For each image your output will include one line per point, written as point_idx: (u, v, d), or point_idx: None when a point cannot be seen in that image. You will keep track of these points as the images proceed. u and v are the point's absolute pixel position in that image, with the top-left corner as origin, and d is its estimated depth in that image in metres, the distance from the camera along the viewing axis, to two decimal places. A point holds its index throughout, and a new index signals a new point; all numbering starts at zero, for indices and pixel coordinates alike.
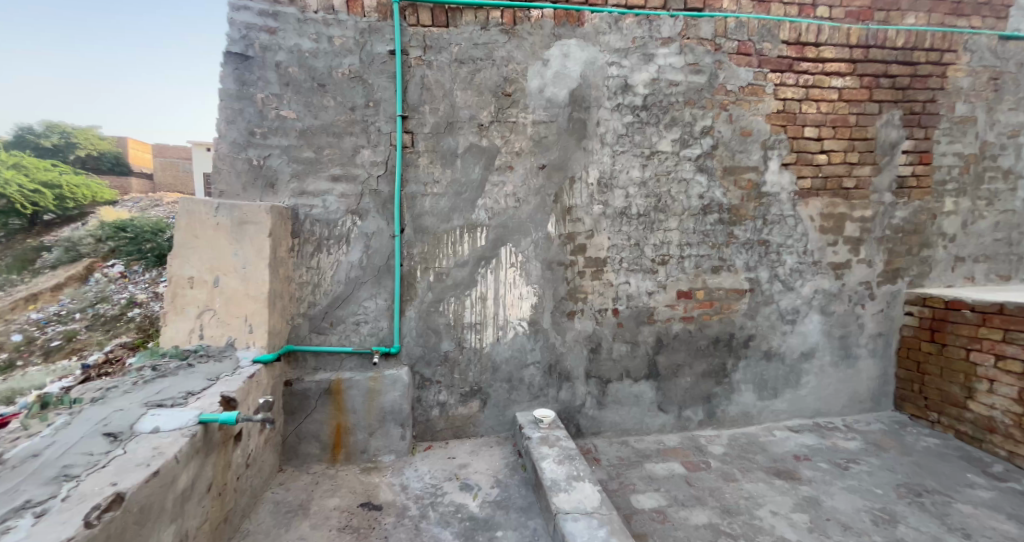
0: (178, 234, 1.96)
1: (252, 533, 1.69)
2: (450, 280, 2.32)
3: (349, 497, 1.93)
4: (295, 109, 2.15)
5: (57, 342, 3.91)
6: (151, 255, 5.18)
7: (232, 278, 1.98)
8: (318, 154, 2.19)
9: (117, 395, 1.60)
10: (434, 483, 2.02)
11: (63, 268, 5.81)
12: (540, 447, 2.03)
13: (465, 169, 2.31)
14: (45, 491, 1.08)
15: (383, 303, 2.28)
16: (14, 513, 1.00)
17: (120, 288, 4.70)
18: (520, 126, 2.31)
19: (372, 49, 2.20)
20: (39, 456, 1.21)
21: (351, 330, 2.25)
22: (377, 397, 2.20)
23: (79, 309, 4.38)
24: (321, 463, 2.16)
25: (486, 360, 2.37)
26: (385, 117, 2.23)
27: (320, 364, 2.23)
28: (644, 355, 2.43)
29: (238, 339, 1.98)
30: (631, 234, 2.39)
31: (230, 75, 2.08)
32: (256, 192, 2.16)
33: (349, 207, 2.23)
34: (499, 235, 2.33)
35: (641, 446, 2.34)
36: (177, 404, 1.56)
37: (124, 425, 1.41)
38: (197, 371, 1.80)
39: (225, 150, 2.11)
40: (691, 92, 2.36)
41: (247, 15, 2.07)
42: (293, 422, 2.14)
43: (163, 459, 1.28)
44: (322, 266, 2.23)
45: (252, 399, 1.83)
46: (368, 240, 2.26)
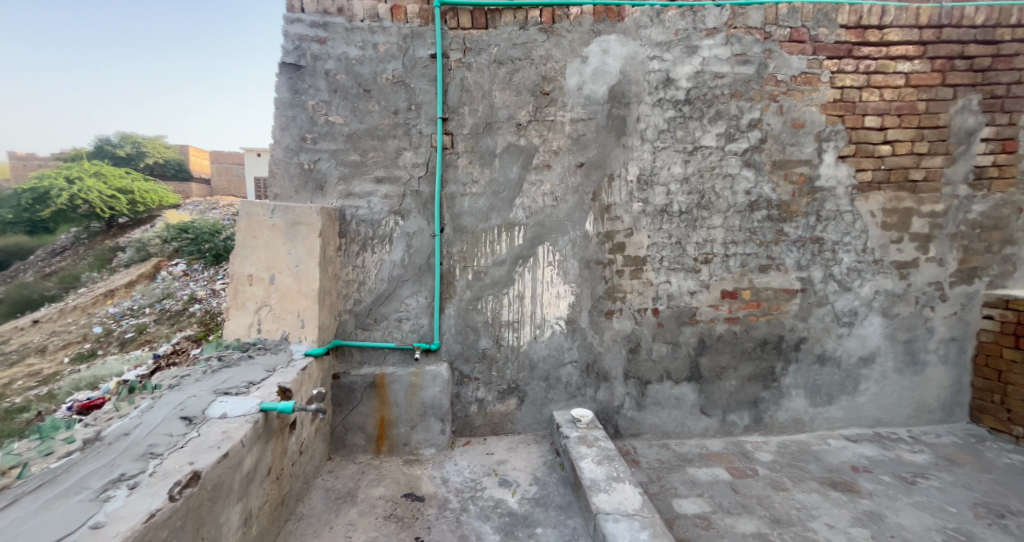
0: (239, 235, 2.10)
1: (306, 516, 1.79)
2: (489, 278, 2.35)
3: (393, 487, 2.01)
4: (342, 115, 2.25)
5: (131, 334, 4.31)
6: (208, 255, 5.55)
7: (286, 276, 2.10)
8: (363, 157, 2.28)
9: (190, 382, 1.75)
10: (474, 477, 2.06)
11: (135, 267, 6.39)
12: (578, 446, 2.03)
13: (504, 169, 2.33)
14: (136, 466, 1.22)
15: (425, 301, 2.34)
16: (113, 484, 1.14)
17: (183, 284, 5.11)
18: (558, 125, 2.31)
19: (415, 54, 2.27)
20: (129, 435, 1.36)
21: (394, 326, 2.34)
22: (418, 391, 2.27)
23: (148, 304, 4.81)
24: (367, 453, 2.26)
25: (524, 358, 2.38)
26: (427, 120, 2.29)
27: (365, 358, 2.32)
28: (686, 356, 2.36)
29: (292, 333, 2.10)
30: (673, 232, 2.33)
31: (284, 84, 2.21)
32: (307, 195, 2.28)
33: (392, 208, 2.32)
34: (537, 234, 2.34)
35: (683, 450, 2.28)
36: (241, 392, 1.69)
37: (198, 410, 1.55)
38: (258, 362, 1.94)
39: (280, 155, 2.25)
40: (737, 84, 2.27)
41: (300, 27, 2.19)
42: (341, 413, 2.25)
43: (231, 442, 1.40)
44: (367, 265, 2.32)
45: (305, 390, 1.94)
46: (410, 239, 2.33)
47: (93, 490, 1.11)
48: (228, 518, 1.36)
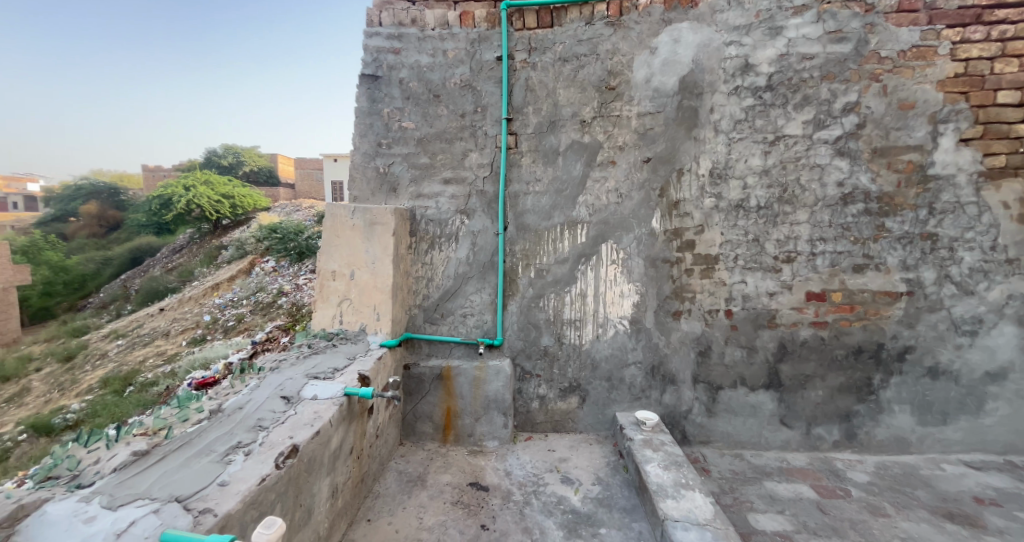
0: (325, 234, 2.31)
1: (382, 495, 1.94)
2: (551, 276, 2.36)
3: (460, 475, 2.09)
4: (414, 120, 2.39)
5: (232, 322, 4.92)
6: (294, 252, 6.16)
7: (364, 272, 2.27)
8: (432, 159, 2.40)
9: (288, 365, 1.97)
10: (536, 472, 2.09)
11: (235, 263, 7.27)
12: (643, 449, 1.97)
13: (567, 167, 2.32)
14: (249, 436, 1.42)
15: (488, 297, 2.41)
16: (233, 450, 1.34)
17: (273, 279, 5.73)
18: (624, 120, 2.25)
19: (482, 58, 2.34)
20: (243, 408, 1.58)
21: (459, 322, 2.44)
22: (482, 385, 2.34)
23: (246, 296, 5.46)
24: (434, 441, 2.38)
25: (586, 357, 2.36)
26: (492, 121, 2.35)
27: (433, 351, 2.45)
28: (764, 363, 2.20)
29: (368, 325, 2.27)
30: (750, 228, 2.18)
31: (364, 94, 2.39)
32: (382, 197, 2.45)
33: (458, 207, 2.41)
34: (601, 232, 2.30)
35: (760, 462, 2.13)
36: (328, 377, 1.86)
37: (294, 390, 1.74)
38: (341, 350, 2.12)
39: (359, 160, 2.43)
40: (829, 65, 2.05)
41: (377, 40, 2.36)
42: (411, 402, 2.39)
43: (322, 421, 1.56)
44: (435, 262, 2.44)
45: (381, 378, 2.10)
46: (474, 237, 2.41)
47: (218, 453, 1.32)
48: (320, 489, 1.52)
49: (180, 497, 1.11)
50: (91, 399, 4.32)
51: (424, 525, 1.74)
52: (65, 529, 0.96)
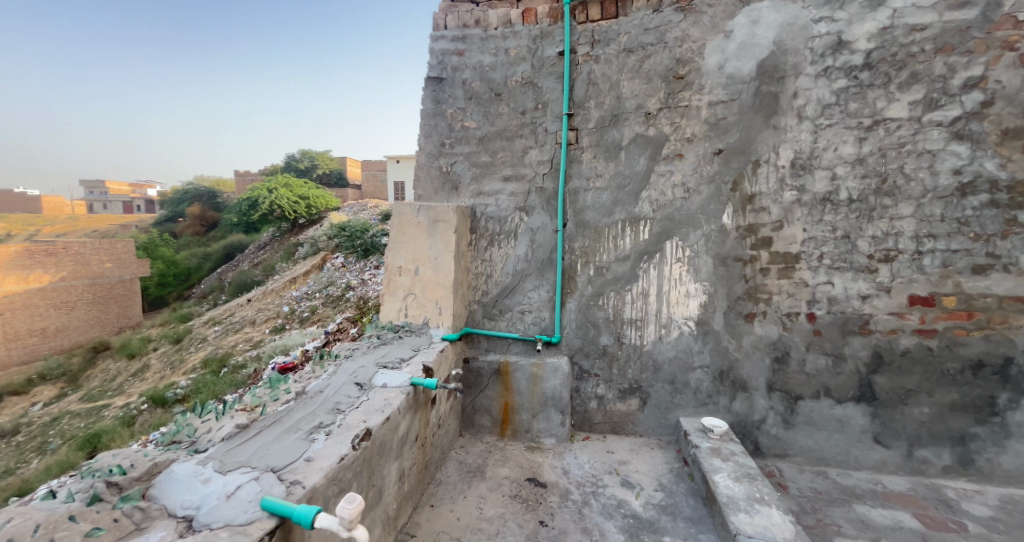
0: (393, 231, 2.44)
1: (444, 483, 2.01)
2: (611, 274, 2.30)
3: (517, 470, 2.12)
4: (476, 119, 2.45)
5: (307, 313, 5.38)
6: (360, 249, 6.57)
7: (427, 268, 2.37)
8: (493, 157, 2.44)
9: (360, 353, 2.11)
10: (595, 473, 2.05)
11: (310, 259, 7.92)
12: (711, 458, 1.86)
13: (630, 161, 2.25)
14: (328, 418, 1.55)
15: (546, 294, 2.41)
16: (316, 429, 1.47)
17: (342, 274, 6.18)
18: (693, 110, 2.14)
19: (544, 54, 2.33)
20: (323, 392, 1.72)
21: (517, 318, 2.46)
22: (540, 382, 2.34)
23: (318, 290, 5.94)
24: (492, 434, 2.42)
25: (647, 358, 2.28)
26: (553, 117, 2.34)
27: (491, 346, 2.50)
28: (853, 373, 1.98)
29: (431, 319, 2.36)
30: (839, 224, 1.97)
31: (429, 96, 2.50)
32: (444, 195, 2.54)
33: (517, 205, 2.43)
34: (665, 229, 2.20)
35: (848, 483, 1.92)
36: (396, 366, 1.97)
37: (366, 378, 1.87)
38: (406, 341, 2.23)
39: (424, 160, 2.55)
40: (946, 35, 1.79)
41: (443, 43, 2.46)
42: (470, 395, 2.45)
43: (392, 408, 1.65)
44: (494, 259, 2.48)
45: (443, 370, 2.18)
46: (533, 234, 2.41)
47: (304, 431, 1.45)
48: (389, 472, 1.62)
49: (276, 468, 1.24)
50: (194, 377, 4.94)
51: (484, 516, 1.78)
52: (188, 486, 1.14)
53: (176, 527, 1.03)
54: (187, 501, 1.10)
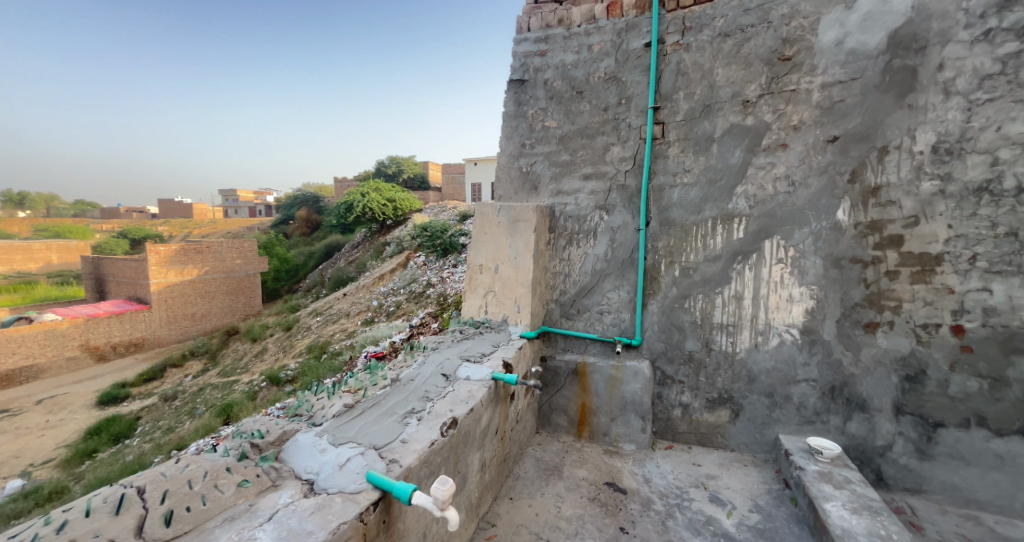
0: (475, 231, 2.55)
1: (522, 478, 2.05)
2: (699, 275, 2.16)
3: (595, 473, 2.08)
4: (557, 118, 2.46)
5: (394, 307, 5.83)
6: (440, 248, 6.94)
7: (507, 266, 2.43)
8: (573, 156, 2.43)
9: (445, 346, 2.24)
10: (679, 485, 1.94)
11: (396, 258, 8.56)
12: (820, 483, 1.65)
13: (723, 154, 2.09)
14: (419, 405, 1.67)
15: (627, 295, 2.33)
16: (409, 414, 1.59)
17: (423, 272, 6.60)
18: (801, 94, 1.92)
19: (629, 47, 2.26)
20: (414, 380, 1.86)
21: (596, 319, 2.42)
22: (619, 385, 2.27)
23: (403, 286, 6.41)
24: (569, 435, 2.41)
25: (740, 367, 2.10)
26: (637, 111, 2.26)
27: (568, 346, 2.49)
28: (1020, 401, 1.62)
29: (510, 316, 2.42)
30: (1000, 219, 1.63)
31: (512, 99, 2.58)
32: (523, 195, 2.59)
33: (598, 203, 2.38)
34: (764, 227, 2.01)
35: (1010, 534, 1.58)
36: (478, 360, 2.06)
37: (451, 369, 1.98)
38: (487, 337, 2.31)
39: (505, 161, 2.63)
40: None
41: (526, 46, 2.53)
42: (547, 393, 2.47)
43: (476, 400, 1.73)
44: (572, 258, 2.46)
45: (521, 367, 2.22)
46: (614, 233, 2.35)
47: (399, 415, 1.58)
48: (473, 461, 1.69)
49: (377, 446, 1.37)
50: (301, 361, 5.63)
51: (562, 515, 1.78)
52: (309, 454, 1.32)
53: (301, 488, 1.20)
54: (309, 467, 1.27)
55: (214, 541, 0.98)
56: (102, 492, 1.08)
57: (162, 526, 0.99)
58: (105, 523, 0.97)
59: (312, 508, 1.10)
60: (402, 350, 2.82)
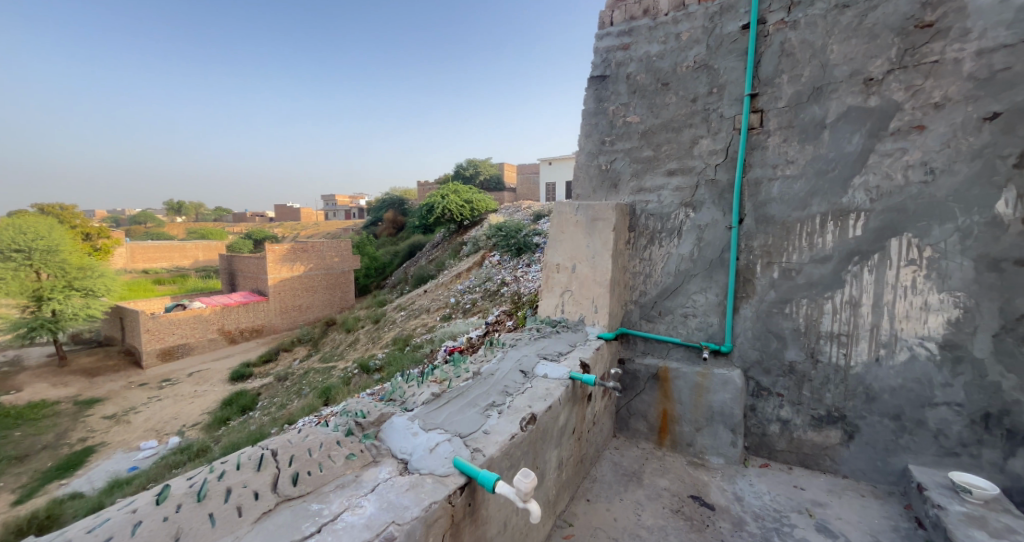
0: (553, 230, 2.56)
1: (599, 481, 2.02)
2: (803, 278, 1.93)
3: (679, 484, 1.97)
4: (639, 113, 2.38)
5: (470, 305, 6.09)
6: (513, 247, 7.10)
7: (584, 265, 2.40)
8: (656, 151, 2.33)
9: (522, 343, 2.29)
10: (778, 508, 1.76)
11: (471, 256, 8.94)
12: (967, 526, 1.38)
13: (837, 142, 1.84)
14: (500, 398, 1.73)
15: (715, 298, 2.17)
16: (490, 407, 1.66)
17: (498, 271, 6.80)
18: (946, 66, 1.63)
19: (723, 31, 2.11)
20: (494, 375, 1.93)
21: (679, 322, 2.29)
22: (705, 394, 2.13)
23: (478, 285, 6.68)
24: (648, 442, 2.32)
25: (855, 383, 1.84)
26: (731, 100, 2.09)
27: (648, 349, 2.38)
28: None
29: (587, 317, 2.39)
30: None
31: (592, 96, 2.55)
32: (602, 193, 2.54)
33: (683, 200, 2.25)
34: (890, 223, 1.74)
35: None
36: (555, 359, 2.07)
37: (529, 366, 2.01)
38: (564, 336, 2.31)
39: (584, 160, 2.61)
40: None
41: (608, 40, 2.48)
42: (626, 397, 2.39)
43: (553, 398, 1.74)
44: (654, 258, 2.35)
45: (599, 368, 2.18)
46: (701, 232, 2.20)
47: (481, 407, 1.65)
48: (551, 458, 1.71)
49: (462, 434, 1.45)
50: (388, 352, 6.14)
51: (643, 523, 1.72)
52: (403, 436, 1.44)
53: (397, 466, 1.31)
54: (403, 447, 1.39)
55: (330, 502, 1.12)
56: (248, 450, 1.30)
57: (291, 484, 1.16)
58: (251, 476, 1.16)
59: (407, 485, 1.20)
60: (481, 346, 2.94)
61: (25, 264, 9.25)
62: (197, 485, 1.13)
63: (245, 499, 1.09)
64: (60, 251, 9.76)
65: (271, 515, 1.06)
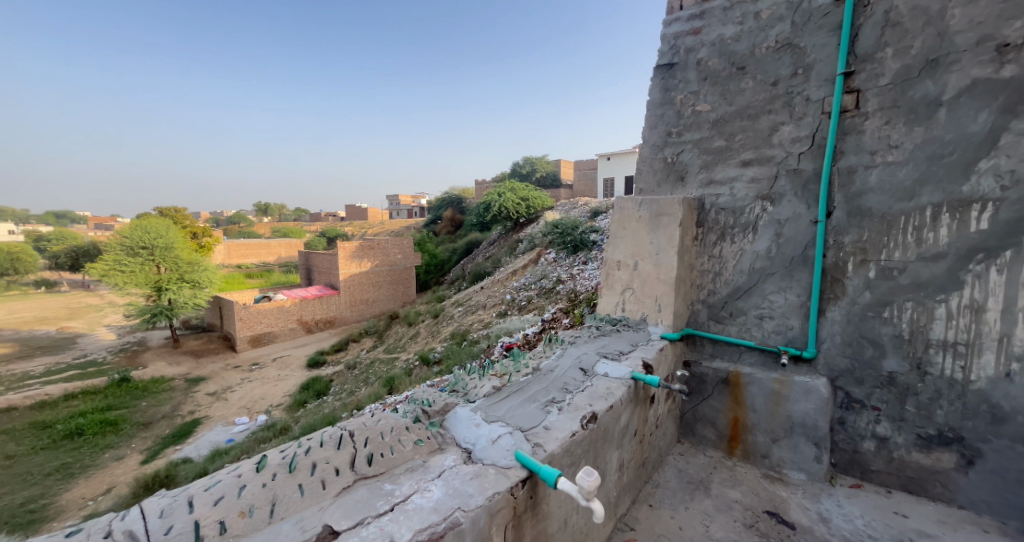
0: (613, 227, 2.50)
1: (663, 486, 1.94)
2: (908, 278, 1.70)
3: (753, 498, 1.84)
4: (711, 101, 2.24)
5: (526, 302, 6.14)
6: (569, 244, 7.03)
7: (647, 263, 2.31)
8: (729, 141, 2.18)
9: (582, 341, 2.26)
10: (873, 534, 1.57)
11: (527, 254, 9.01)
12: None
13: (957, 121, 1.59)
14: (560, 395, 1.72)
15: (797, 299, 1.99)
16: (550, 403, 1.66)
17: (553, 268, 6.78)
18: None
19: (812, 5, 1.91)
20: (553, 371, 1.93)
21: (754, 324, 2.12)
22: (783, 403, 1.96)
23: (534, 282, 6.71)
24: (717, 450, 2.19)
25: (976, 401, 1.59)
26: (820, 81, 1.90)
27: (717, 352, 2.24)
28: None
29: (650, 316, 2.30)
30: None
31: (658, 86, 2.44)
32: (668, 187, 2.43)
33: (760, 192, 2.08)
34: None
35: None
36: (616, 358, 2.02)
37: (589, 364, 1.98)
38: (625, 335, 2.24)
39: (647, 153, 2.51)
40: None
41: (677, 26, 2.36)
42: (692, 402, 2.28)
43: (615, 398, 1.70)
44: (724, 255, 2.20)
45: (662, 370, 2.09)
46: (781, 226, 2.02)
47: (541, 403, 1.66)
48: (611, 459, 1.67)
49: (523, 428, 1.47)
50: (446, 345, 6.38)
51: (712, 536, 1.62)
52: (467, 426, 1.49)
53: (461, 455, 1.36)
54: (467, 437, 1.44)
55: (401, 484, 1.19)
56: (329, 430, 1.42)
57: (367, 464, 1.25)
58: (333, 454, 1.27)
59: (471, 474, 1.24)
60: (538, 341, 2.95)
61: (148, 259, 10.85)
62: (288, 457, 1.25)
63: (328, 474, 1.19)
64: (174, 248, 11.34)
65: (350, 491, 1.15)
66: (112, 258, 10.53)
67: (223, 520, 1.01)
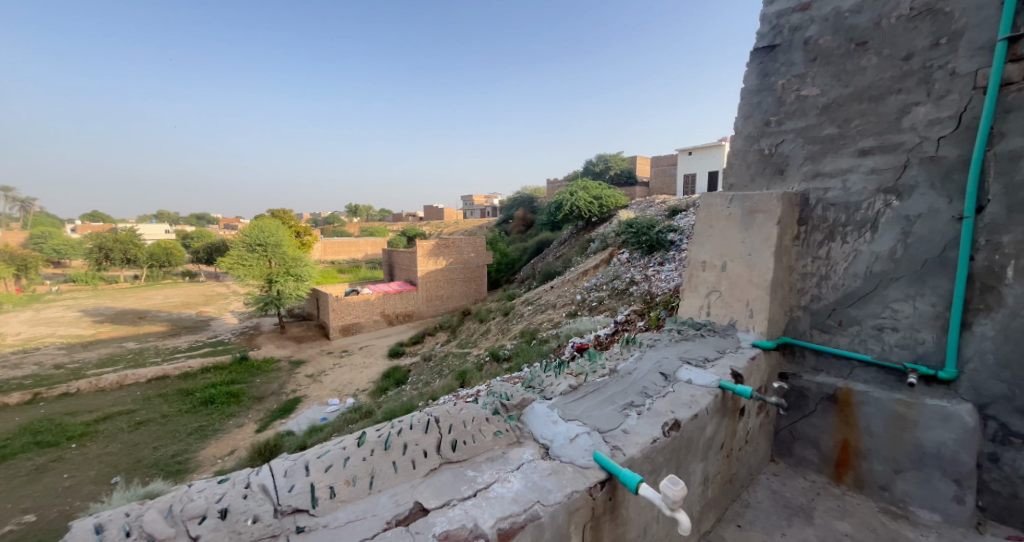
0: (699, 224, 2.35)
1: (754, 507, 1.79)
2: None
3: (867, 533, 1.61)
4: (820, 84, 2.01)
5: (597, 302, 6.02)
6: (645, 245, 6.74)
7: (737, 263, 2.13)
8: (843, 128, 1.93)
9: (662, 344, 2.15)
10: None
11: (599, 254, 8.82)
12: None
13: None
14: (639, 399, 1.66)
15: (931, 309, 1.69)
16: (628, 406, 1.60)
17: (627, 268, 6.57)
18: None
19: None
20: (632, 374, 1.86)
21: (870, 336, 1.86)
22: (910, 429, 1.69)
23: (606, 282, 6.56)
24: (821, 475, 1.96)
25: None
26: (972, 51, 1.59)
27: (822, 365, 2.01)
28: None
29: (740, 321, 2.13)
30: None
31: (755, 71, 2.25)
32: (764, 181, 2.23)
33: (881, 184, 1.82)
34: None
35: None
36: (701, 365, 1.87)
37: (670, 369, 1.87)
38: (710, 340, 2.09)
39: (740, 144, 2.33)
40: None
41: (781, 4, 2.15)
42: (789, 419, 2.07)
43: (700, 407, 1.59)
44: (833, 257, 1.96)
45: (755, 380, 1.92)
46: (910, 223, 1.74)
47: (619, 405, 1.61)
48: (696, 471, 1.57)
49: (601, 429, 1.44)
50: (517, 342, 6.50)
51: None
52: (544, 422, 1.50)
53: (539, 450, 1.38)
54: (544, 433, 1.45)
55: (483, 472, 1.24)
56: (416, 414, 1.52)
57: (451, 450, 1.32)
58: (421, 436, 1.35)
59: (549, 470, 1.24)
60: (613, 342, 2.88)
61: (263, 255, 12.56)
62: (383, 436, 1.36)
63: (417, 455, 1.28)
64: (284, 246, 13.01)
65: (437, 474, 1.22)
66: (237, 254, 12.39)
67: (333, 486, 1.13)
